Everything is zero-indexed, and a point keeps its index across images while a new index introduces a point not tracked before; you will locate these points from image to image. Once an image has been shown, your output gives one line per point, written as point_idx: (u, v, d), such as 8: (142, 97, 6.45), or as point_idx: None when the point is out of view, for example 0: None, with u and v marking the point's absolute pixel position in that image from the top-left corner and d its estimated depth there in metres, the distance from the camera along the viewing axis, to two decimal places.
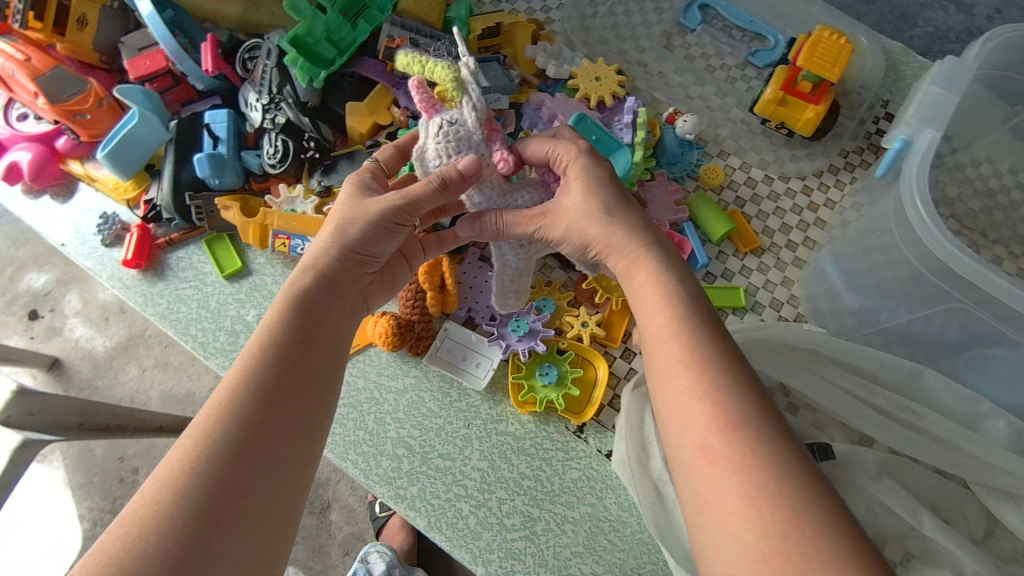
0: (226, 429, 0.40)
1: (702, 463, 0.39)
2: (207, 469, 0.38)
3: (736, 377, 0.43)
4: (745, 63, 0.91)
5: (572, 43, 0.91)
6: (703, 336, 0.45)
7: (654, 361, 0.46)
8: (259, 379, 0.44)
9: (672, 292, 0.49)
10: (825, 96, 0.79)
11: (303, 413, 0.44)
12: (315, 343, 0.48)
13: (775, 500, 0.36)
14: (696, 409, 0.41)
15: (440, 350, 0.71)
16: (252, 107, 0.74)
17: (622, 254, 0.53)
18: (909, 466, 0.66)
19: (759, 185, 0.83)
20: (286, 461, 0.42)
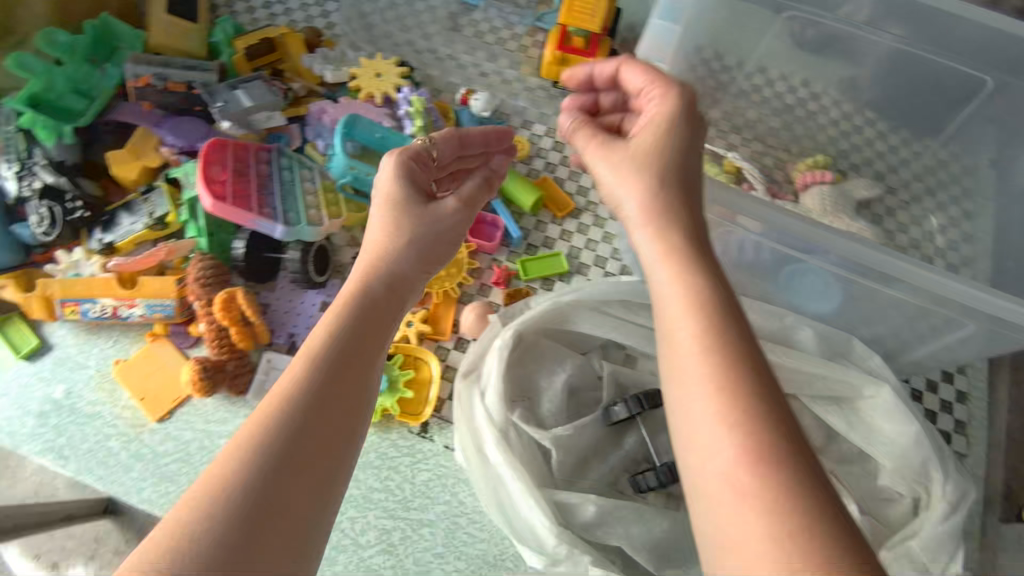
0: (247, 438, 0.37)
1: (728, 498, 0.33)
2: (195, 512, 0.34)
3: (759, 401, 0.35)
4: (535, 29, 0.89)
5: (356, 44, 0.88)
6: (737, 348, 0.37)
7: (672, 372, 0.39)
8: (295, 410, 0.39)
9: (711, 304, 0.39)
10: (600, 48, 0.78)
11: (319, 449, 0.39)
12: (355, 360, 0.44)
13: (807, 533, 0.31)
14: (779, 435, 0.34)
15: (265, 384, 0.68)
16: (3, 178, 0.68)
17: (682, 233, 0.44)
18: None
19: (566, 147, 0.82)
20: (310, 488, 0.37)
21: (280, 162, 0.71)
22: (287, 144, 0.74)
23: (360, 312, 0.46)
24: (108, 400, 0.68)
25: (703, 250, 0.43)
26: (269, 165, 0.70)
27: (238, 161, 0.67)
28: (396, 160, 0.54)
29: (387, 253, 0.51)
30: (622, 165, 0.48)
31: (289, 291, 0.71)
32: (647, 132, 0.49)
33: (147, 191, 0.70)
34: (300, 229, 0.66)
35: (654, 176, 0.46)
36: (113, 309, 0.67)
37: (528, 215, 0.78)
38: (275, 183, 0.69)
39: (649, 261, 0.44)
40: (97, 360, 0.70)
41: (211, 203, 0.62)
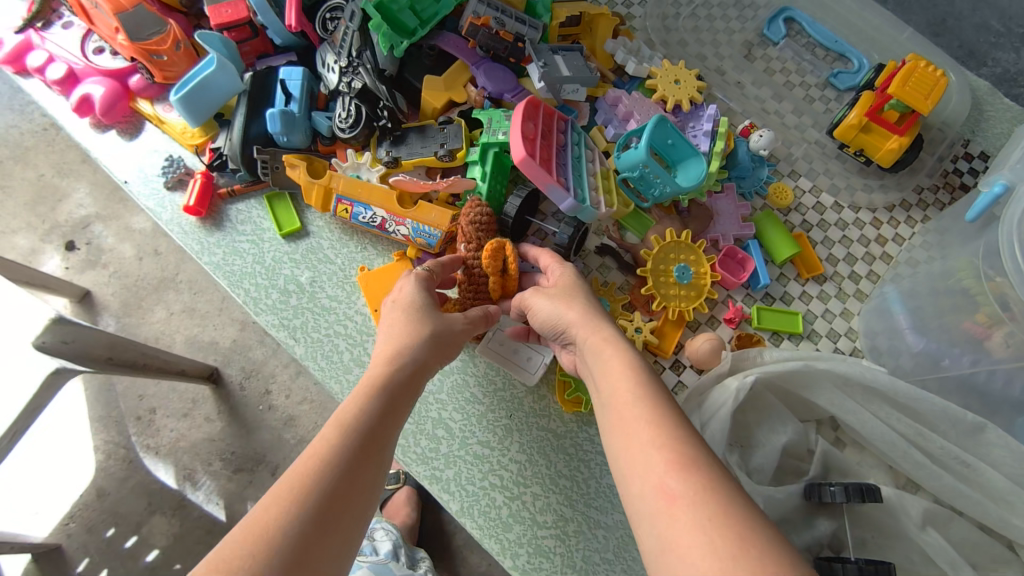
0: (307, 500, 0.41)
1: (659, 503, 0.39)
2: (292, 520, 0.40)
3: (684, 432, 0.43)
4: (825, 83, 0.89)
5: (651, 41, 0.89)
6: (673, 412, 0.45)
7: (620, 424, 0.46)
8: (334, 468, 0.43)
9: (660, 399, 0.46)
10: (910, 128, 0.77)
11: (345, 523, 0.42)
12: (379, 431, 0.48)
13: (729, 527, 0.36)
14: (655, 453, 0.42)
15: (491, 342, 0.68)
16: (330, 69, 0.72)
17: (592, 333, 0.54)
18: (951, 521, 0.64)
19: (827, 211, 0.80)
20: (339, 548, 0.41)
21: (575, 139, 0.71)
22: (576, 119, 0.75)
23: (400, 385, 0.52)
24: (344, 300, 0.70)
25: (625, 352, 0.52)
26: (566, 139, 0.71)
27: (545, 125, 0.68)
28: (414, 279, 0.60)
29: (406, 346, 0.54)
30: (568, 293, 0.59)
31: None
32: (561, 276, 0.61)
33: (445, 121, 0.71)
34: (583, 207, 0.66)
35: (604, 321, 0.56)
36: (382, 220, 0.69)
37: (774, 264, 0.76)
38: (569, 156, 0.69)
39: (590, 370, 0.53)
40: (343, 260, 0.72)
41: (521, 159, 0.63)
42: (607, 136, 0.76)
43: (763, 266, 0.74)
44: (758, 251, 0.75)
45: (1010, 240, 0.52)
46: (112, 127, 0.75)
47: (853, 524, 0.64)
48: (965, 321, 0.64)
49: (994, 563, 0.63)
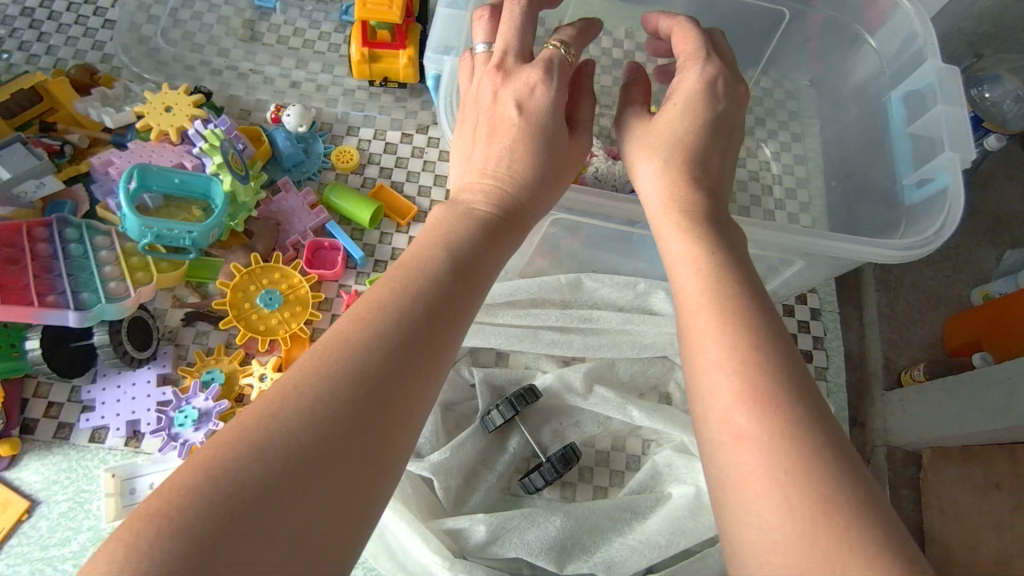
0: (377, 339, 0.32)
1: (725, 440, 0.31)
2: (291, 425, 0.28)
3: (779, 358, 0.33)
4: (342, 24, 0.84)
5: (139, 74, 0.78)
6: (760, 332, 0.35)
7: (682, 332, 0.37)
8: (407, 306, 0.35)
9: (733, 307, 0.36)
10: (408, 39, 0.74)
11: (416, 373, 0.33)
12: (450, 312, 0.36)
13: (803, 481, 0.29)
14: (724, 380, 0.33)
15: (123, 498, 0.59)
16: None
17: (665, 203, 0.45)
18: (614, 364, 0.65)
19: (399, 147, 0.78)
20: (406, 408, 0.32)
21: (63, 236, 0.61)
22: (73, 211, 0.65)
23: (475, 246, 0.40)
24: None
25: (689, 200, 0.44)
26: (53, 241, 0.61)
27: (8, 248, 0.58)
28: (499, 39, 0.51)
29: (502, 159, 0.45)
30: (730, 88, 0.49)
31: (114, 375, 0.63)
32: (673, 107, 0.48)
33: None
34: (97, 309, 0.58)
35: (678, 143, 0.46)
36: None
37: (370, 229, 0.72)
38: (62, 260, 0.60)
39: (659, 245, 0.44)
40: None
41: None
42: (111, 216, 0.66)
43: (350, 239, 0.70)
44: (343, 229, 0.71)
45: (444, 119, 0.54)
46: None
47: (537, 424, 0.65)
48: None
49: (662, 376, 0.66)
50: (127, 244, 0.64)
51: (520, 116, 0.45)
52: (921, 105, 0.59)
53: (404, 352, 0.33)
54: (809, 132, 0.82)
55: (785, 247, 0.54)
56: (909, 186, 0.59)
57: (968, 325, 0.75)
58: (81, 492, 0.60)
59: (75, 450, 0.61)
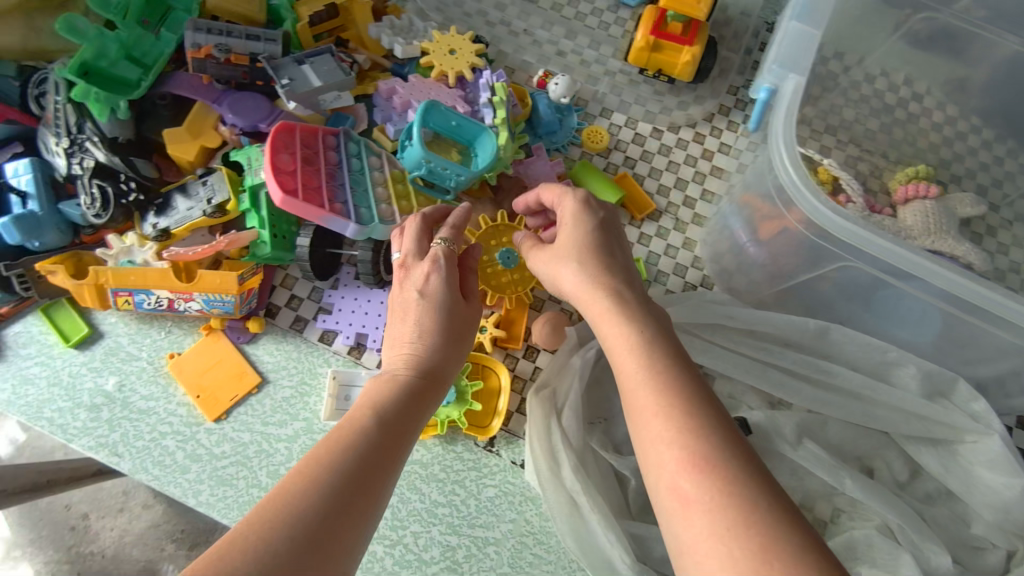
0: (326, 485, 0.37)
1: (675, 506, 0.36)
2: (286, 529, 0.34)
3: (711, 421, 0.38)
4: (618, 4, 0.83)
5: (423, 11, 0.80)
6: (691, 401, 0.39)
7: (629, 411, 0.42)
8: (343, 459, 0.39)
9: (671, 385, 0.41)
10: (697, 36, 0.72)
11: (357, 513, 0.37)
12: (386, 463, 0.41)
13: (747, 534, 0.33)
14: (665, 452, 0.37)
15: (338, 402, 0.64)
16: (54, 153, 0.63)
17: (589, 301, 0.48)
18: (826, 424, 0.62)
19: (647, 140, 0.77)
20: (351, 542, 0.36)
21: (347, 150, 0.65)
22: (353, 126, 0.69)
23: (402, 407, 0.45)
24: (162, 396, 0.64)
25: (607, 284, 0.48)
26: (337, 152, 0.65)
27: (304, 149, 0.62)
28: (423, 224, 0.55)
29: (415, 345, 0.49)
30: (610, 226, 0.53)
31: (353, 288, 0.68)
32: (564, 227, 0.52)
33: (204, 172, 0.65)
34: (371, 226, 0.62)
35: (582, 239, 0.51)
36: (169, 301, 0.63)
37: None
38: (345, 172, 0.64)
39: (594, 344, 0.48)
40: (149, 352, 0.66)
41: (280, 195, 0.57)
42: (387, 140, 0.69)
43: None
44: None
45: (778, 147, 0.50)
46: None
47: None
48: (782, 240, 0.62)
49: (875, 451, 0.62)
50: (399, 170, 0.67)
51: (422, 303, 0.50)
52: None
53: (350, 495, 0.37)
54: None
55: None
56: None
57: None
58: (304, 384, 0.65)
59: (306, 343, 0.67)
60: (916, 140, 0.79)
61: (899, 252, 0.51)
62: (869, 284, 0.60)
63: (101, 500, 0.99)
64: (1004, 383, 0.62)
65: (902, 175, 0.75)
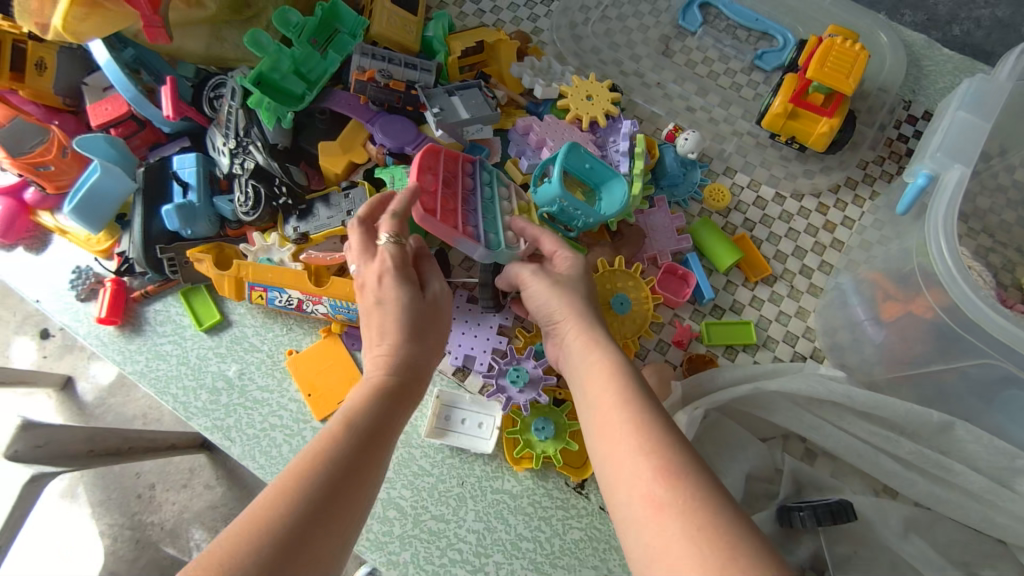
0: (305, 489, 0.38)
1: (647, 513, 0.37)
2: (269, 537, 0.35)
3: (667, 436, 0.40)
4: (751, 67, 0.84)
5: (562, 55, 0.85)
6: (659, 422, 0.42)
7: (603, 430, 0.43)
8: (322, 462, 0.40)
9: (643, 411, 0.43)
10: (838, 108, 0.72)
11: (340, 515, 0.38)
12: (369, 464, 0.42)
13: (716, 538, 0.34)
14: (642, 462, 0.39)
15: (439, 420, 0.66)
16: (220, 152, 0.69)
17: (579, 331, 0.53)
18: (937, 522, 0.60)
19: (769, 204, 0.77)
20: (332, 543, 0.37)
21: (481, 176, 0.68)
22: (487, 157, 0.72)
23: (381, 410, 0.46)
24: (277, 389, 0.68)
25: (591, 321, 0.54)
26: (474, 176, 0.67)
27: (444, 170, 0.65)
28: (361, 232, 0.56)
29: (386, 351, 0.51)
30: (572, 282, 0.57)
31: (466, 310, 0.70)
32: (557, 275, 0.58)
33: (349, 186, 0.69)
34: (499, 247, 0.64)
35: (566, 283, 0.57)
36: (299, 301, 0.66)
37: (719, 273, 0.73)
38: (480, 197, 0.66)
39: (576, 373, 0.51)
40: (270, 345, 0.69)
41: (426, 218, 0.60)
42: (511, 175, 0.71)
43: (705, 275, 0.71)
44: (700, 264, 0.72)
45: (937, 234, 0.49)
46: (18, 244, 0.74)
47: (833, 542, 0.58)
48: (912, 325, 0.60)
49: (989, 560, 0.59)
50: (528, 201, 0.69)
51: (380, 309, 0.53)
52: None
53: (331, 498, 0.38)
54: None
55: None
56: None
57: None
58: None
59: None
60: None
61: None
62: (999, 380, 0.57)
63: (169, 474, 1.02)
64: None
65: None
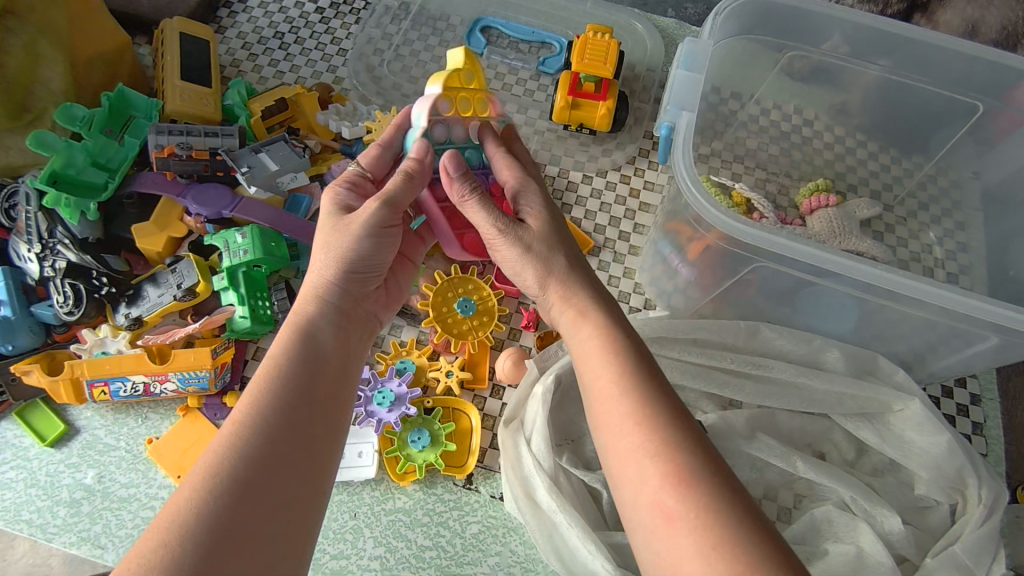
0: (263, 432, 0.41)
1: (658, 523, 0.38)
2: (238, 478, 0.38)
3: (676, 434, 0.41)
4: (538, 73, 0.94)
5: (366, 97, 0.90)
6: (666, 416, 0.42)
7: (602, 421, 0.44)
8: (275, 403, 0.43)
9: (644, 405, 0.43)
10: (609, 92, 0.82)
11: (302, 453, 0.42)
12: (325, 410, 0.45)
13: (731, 554, 0.35)
14: (650, 466, 0.40)
15: None
16: (26, 260, 0.67)
17: (569, 305, 0.51)
18: (775, 416, 0.68)
19: (580, 186, 0.85)
20: (298, 479, 0.41)
21: (452, 161, 0.58)
22: (310, 204, 0.74)
23: (330, 360, 0.48)
24: (142, 481, 0.64)
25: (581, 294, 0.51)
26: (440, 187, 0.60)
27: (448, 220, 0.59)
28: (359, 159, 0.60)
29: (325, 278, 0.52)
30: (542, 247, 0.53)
31: None
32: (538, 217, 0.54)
33: (174, 261, 0.70)
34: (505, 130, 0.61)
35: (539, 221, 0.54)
36: (145, 385, 0.65)
37: None
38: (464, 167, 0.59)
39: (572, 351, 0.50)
40: (127, 440, 0.66)
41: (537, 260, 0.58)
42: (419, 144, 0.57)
43: None
44: None
45: (680, 168, 0.58)
46: None
47: None
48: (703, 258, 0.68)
49: (821, 435, 0.68)
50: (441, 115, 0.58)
51: (331, 240, 0.53)
52: None
53: (290, 441, 0.42)
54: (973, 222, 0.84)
55: (969, 316, 0.57)
56: None
57: None
58: None
59: None
60: (812, 160, 0.90)
61: (794, 244, 0.57)
62: (794, 285, 0.65)
63: None
64: (922, 356, 0.69)
65: (804, 190, 0.86)
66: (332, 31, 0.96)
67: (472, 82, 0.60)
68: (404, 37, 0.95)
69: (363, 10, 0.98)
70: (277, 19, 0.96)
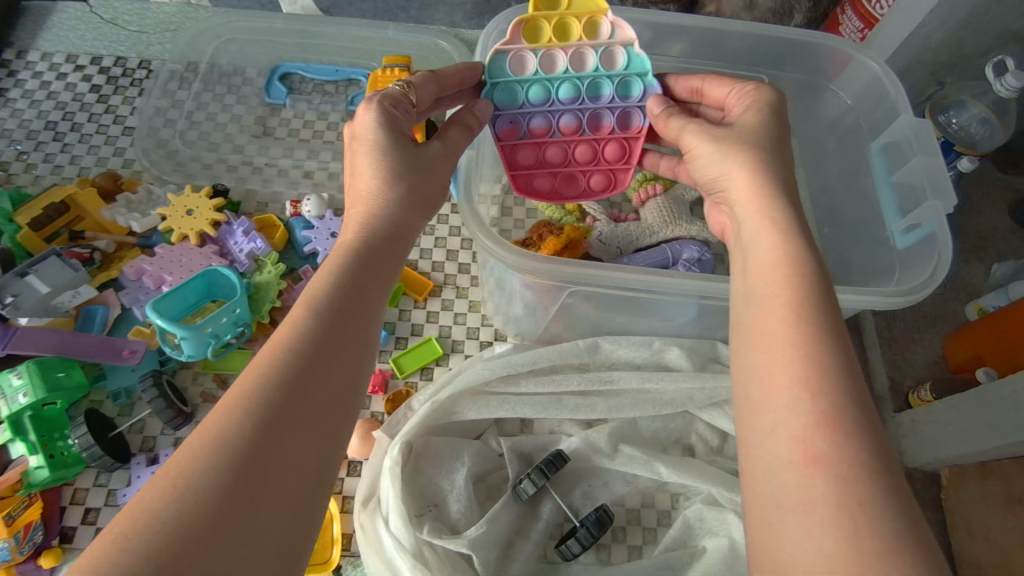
0: (246, 416, 0.35)
1: (796, 463, 0.34)
2: (208, 475, 0.33)
3: (843, 366, 0.37)
4: (349, 112, 0.88)
5: (161, 177, 0.81)
6: (837, 359, 0.37)
7: (759, 344, 0.40)
8: (274, 377, 0.37)
9: (815, 327, 0.39)
10: None
11: (297, 440, 0.36)
12: (332, 380, 0.39)
13: (873, 516, 0.32)
14: (807, 403, 0.36)
15: None
16: None
17: (752, 205, 0.47)
18: (635, 423, 0.67)
19: None
20: (291, 471, 0.35)
21: (561, 95, 0.62)
22: (105, 316, 0.69)
23: (343, 319, 0.42)
24: None
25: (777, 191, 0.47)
26: (526, 117, 0.63)
27: (533, 155, 0.64)
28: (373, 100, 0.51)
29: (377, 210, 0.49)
30: (727, 154, 0.50)
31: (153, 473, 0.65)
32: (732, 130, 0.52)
33: None
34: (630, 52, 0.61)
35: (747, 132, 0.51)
36: None
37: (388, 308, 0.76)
38: (558, 103, 0.62)
39: (743, 259, 0.46)
40: None
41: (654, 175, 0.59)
42: (508, 68, 0.61)
43: None
44: None
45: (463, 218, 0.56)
46: None
47: (566, 488, 0.66)
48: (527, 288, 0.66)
49: (684, 430, 0.68)
50: (528, 45, 0.60)
51: (371, 174, 0.49)
52: (901, 155, 0.67)
53: (275, 428, 0.36)
54: (796, 179, 0.86)
55: None
56: (898, 233, 0.66)
57: (970, 340, 0.75)
58: None
59: None
60: None
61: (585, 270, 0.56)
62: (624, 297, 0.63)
63: None
64: None
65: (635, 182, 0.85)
66: (113, 109, 0.86)
67: (571, 5, 0.59)
68: (197, 101, 0.87)
69: (145, 80, 0.88)
70: (44, 105, 0.85)
